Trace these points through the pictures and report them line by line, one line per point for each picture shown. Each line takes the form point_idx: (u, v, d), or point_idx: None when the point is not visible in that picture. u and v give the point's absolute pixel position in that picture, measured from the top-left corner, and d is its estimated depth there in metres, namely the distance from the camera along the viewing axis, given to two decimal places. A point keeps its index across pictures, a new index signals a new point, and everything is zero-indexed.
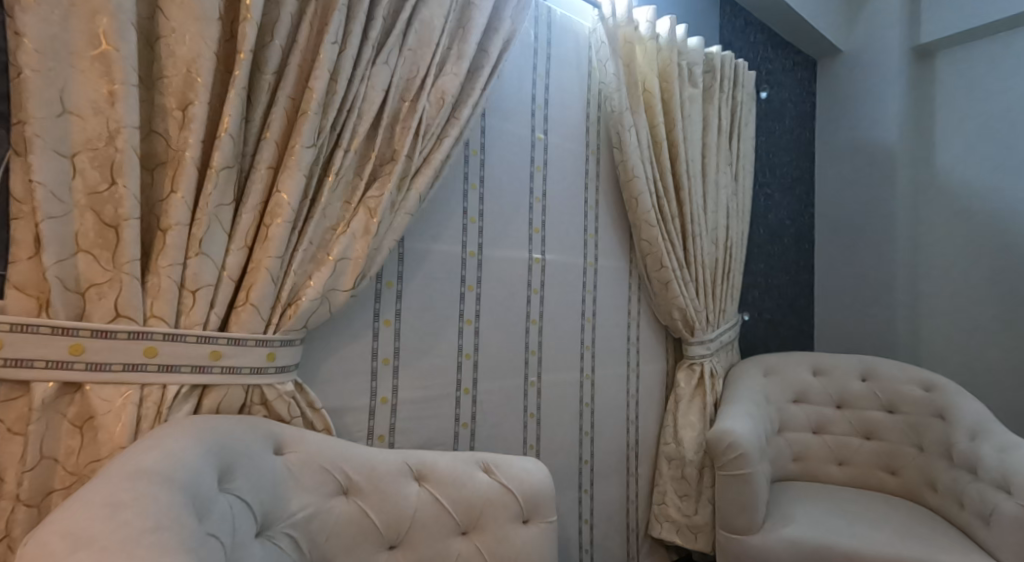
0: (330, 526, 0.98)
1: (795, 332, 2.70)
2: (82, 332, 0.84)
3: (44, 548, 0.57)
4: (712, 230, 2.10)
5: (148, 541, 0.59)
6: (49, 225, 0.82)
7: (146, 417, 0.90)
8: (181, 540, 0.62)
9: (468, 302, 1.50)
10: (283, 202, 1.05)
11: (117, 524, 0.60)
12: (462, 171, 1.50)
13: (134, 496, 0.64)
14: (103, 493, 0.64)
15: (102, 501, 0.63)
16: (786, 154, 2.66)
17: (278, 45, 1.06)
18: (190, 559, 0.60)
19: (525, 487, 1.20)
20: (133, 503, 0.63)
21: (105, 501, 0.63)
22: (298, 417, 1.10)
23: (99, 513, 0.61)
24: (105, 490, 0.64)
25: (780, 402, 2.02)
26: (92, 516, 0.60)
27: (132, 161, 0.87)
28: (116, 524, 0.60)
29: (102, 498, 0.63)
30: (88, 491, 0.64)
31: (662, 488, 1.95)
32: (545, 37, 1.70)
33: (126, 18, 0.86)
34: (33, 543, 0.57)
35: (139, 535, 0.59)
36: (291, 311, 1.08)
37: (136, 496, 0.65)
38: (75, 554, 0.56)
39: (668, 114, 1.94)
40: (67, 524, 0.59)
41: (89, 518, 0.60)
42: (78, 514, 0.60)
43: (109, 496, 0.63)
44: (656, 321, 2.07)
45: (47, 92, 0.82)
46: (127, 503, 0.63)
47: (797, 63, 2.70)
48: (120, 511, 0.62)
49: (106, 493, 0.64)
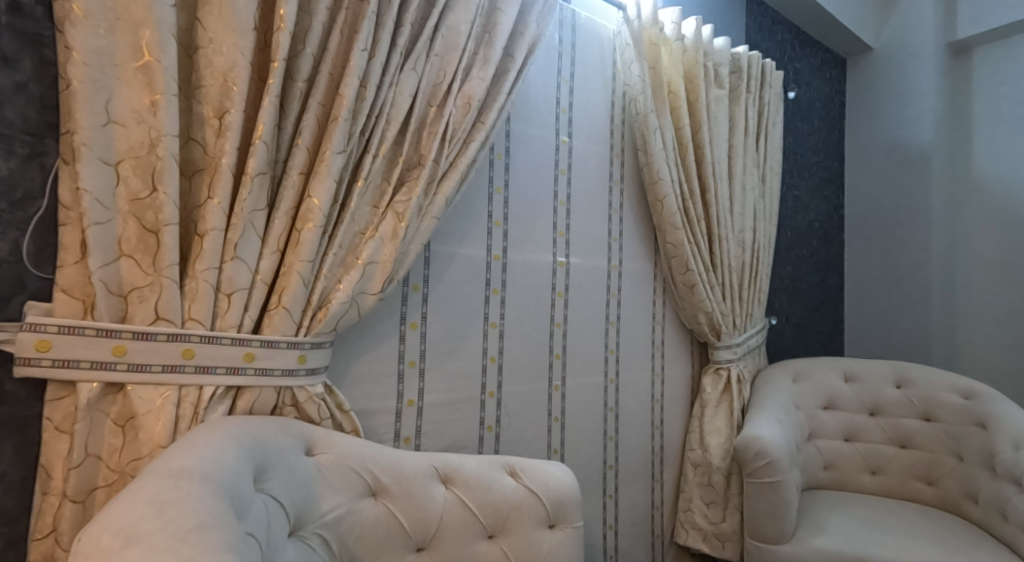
0: (359, 527, 0.99)
1: (825, 337, 2.64)
2: (124, 334, 0.87)
3: (97, 543, 0.59)
4: (739, 233, 2.07)
5: (193, 538, 0.60)
6: (94, 231, 0.85)
7: (184, 417, 0.92)
8: (223, 536, 0.64)
9: (493, 305, 1.51)
10: (314, 207, 1.07)
11: (164, 521, 0.62)
12: (487, 175, 1.50)
13: (177, 495, 0.66)
14: (148, 491, 0.66)
15: (148, 499, 0.64)
16: (815, 155, 2.61)
17: (310, 53, 1.08)
18: (233, 556, 0.62)
19: (551, 492, 1.20)
20: (177, 501, 0.65)
21: (151, 499, 0.65)
22: (327, 419, 1.12)
23: (145, 511, 0.63)
24: (150, 488, 0.66)
25: (811, 409, 1.98)
26: (140, 514, 0.62)
27: (172, 168, 0.90)
28: (163, 521, 0.61)
29: (148, 497, 0.65)
30: (135, 490, 0.66)
31: (689, 495, 1.92)
32: (570, 40, 1.70)
33: (167, 31, 0.89)
34: (86, 539, 0.59)
35: (185, 532, 0.61)
36: (321, 314, 1.10)
37: (179, 495, 0.66)
38: (125, 551, 0.57)
39: (694, 116, 1.92)
40: (116, 520, 0.61)
41: (137, 515, 0.62)
42: (127, 511, 0.62)
43: (154, 494, 0.65)
44: (681, 325, 2.04)
45: (93, 103, 0.85)
46: (171, 501, 0.65)
47: (826, 62, 2.65)
48: (166, 508, 0.63)
49: (152, 492, 0.66)
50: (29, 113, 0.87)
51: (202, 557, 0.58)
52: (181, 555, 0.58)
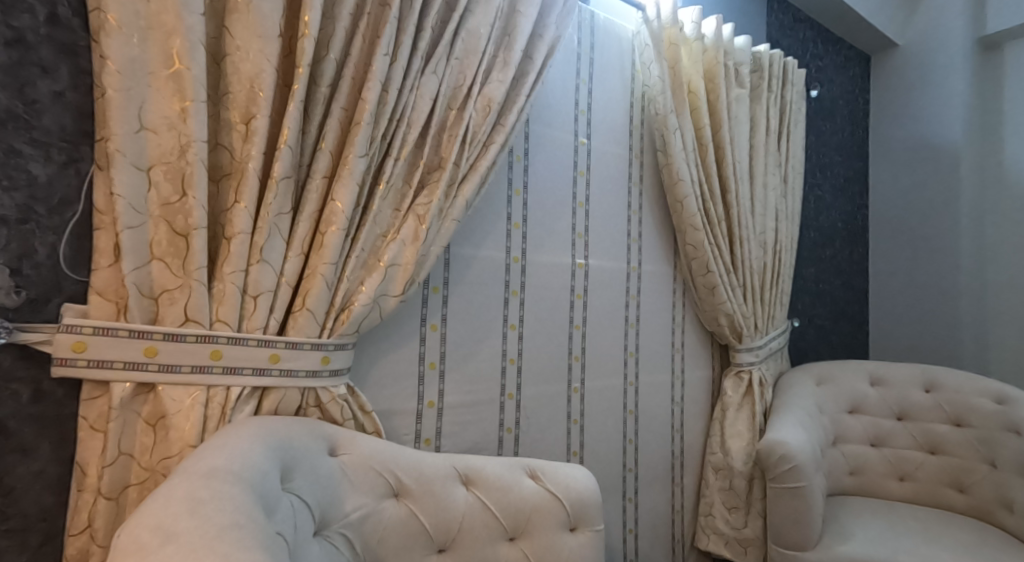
0: (382, 527, 1.00)
1: (850, 340, 2.59)
2: (155, 335, 0.89)
3: (135, 540, 0.60)
4: (760, 234, 2.04)
5: (228, 536, 0.62)
6: (128, 235, 0.88)
7: (212, 416, 0.94)
8: (256, 535, 0.65)
9: (512, 307, 1.51)
10: (337, 210, 1.08)
11: (199, 519, 0.63)
12: (506, 177, 1.51)
13: (211, 494, 0.68)
14: (182, 489, 0.67)
15: (183, 497, 0.66)
16: (838, 154, 2.56)
17: (333, 58, 1.10)
18: (266, 554, 0.63)
19: (572, 495, 1.20)
20: (211, 500, 0.66)
21: (185, 497, 0.66)
22: (350, 419, 1.13)
23: (181, 509, 0.64)
24: (184, 487, 0.68)
25: (835, 413, 1.94)
26: (175, 511, 0.63)
27: (201, 173, 0.92)
28: (198, 519, 0.63)
29: (183, 495, 0.66)
30: (170, 488, 0.68)
31: (710, 499, 1.90)
32: (589, 41, 1.70)
33: (196, 39, 0.91)
34: (125, 537, 0.61)
35: (220, 530, 0.62)
36: (344, 315, 1.11)
37: (213, 494, 0.68)
38: (163, 548, 0.59)
39: (714, 116, 1.90)
40: (153, 518, 0.62)
41: (173, 513, 0.63)
42: (163, 509, 0.64)
43: (189, 492, 0.67)
44: (702, 327, 2.02)
45: (127, 110, 0.88)
46: (205, 499, 0.66)
47: (850, 59, 2.60)
48: (200, 507, 0.65)
49: (186, 491, 0.67)
50: (66, 121, 0.89)
51: (237, 555, 0.59)
52: (216, 552, 0.59)
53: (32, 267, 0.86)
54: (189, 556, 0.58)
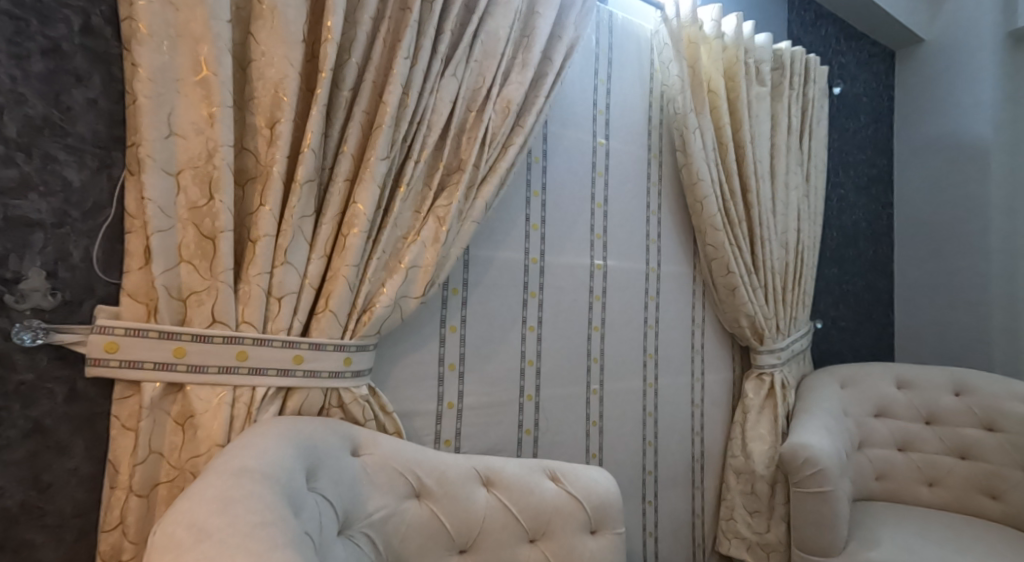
0: (404, 527, 1.01)
1: (874, 342, 2.54)
2: (184, 336, 0.91)
3: (171, 537, 0.61)
4: (782, 234, 2.01)
5: (259, 535, 0.62)
6: (157, 238, 0.90)
7: (238, 416, 0.95)
8: (285, 533, 0.65)
9: (531, 308, 1.51)
10: (359, 212, 1.09)
11: (231, 517, 0.64)
12: (525, 178, 1.51)
13: (242, 493, 0.69)
14: (214, 488, 0.69)
15: (215, 496, 0.67)
16: (862, 152, 2.52)
17: (355, 62, 1.11)
18: (297, 552, 0.64)
19: (592, 497, 1.19)
20: (242, 499, 0.68)
21: (217, 496, 0.67)
22: (372, 420, 1.14)
23: (213, 507, 0.65)
24: (216, 486, 0.69)
25: (861, 417, 1.90)
26: (209, 509, 0.65)
27: (227, 177, 0.93)
28: (231, 517, 0.64)
29: (214, 494, 0.68)
30: (201, 487, 0.69)
31: (731, 503, 1.87)
32: (607, 41, 1.69)
33: (223, 45, 0.93)
34: (160, 534, 0.62)
35: (252, 529, 0.63)
36: (366, 317, 1.12)
37: (243, 493, 0.69)
38: (197, 546, 0.60)
39: (734, 115, 1.88)
40: (187, 516, 0.64)
41: (206, 511, 0.64)
42: (196, 507, 0.65)
43: (220, 491, 0.68)
44: (722, 328, 2.00)
45: (157, 116, 0.90)
46: (237, 498, 0.67)
47: (873, 55, 2.55)
48: (232, 505, 0.66)
49: (217, 489, 0.68)
50: (99, 127, 0.92)
51: (268, 553, 0.60)
52: (248, 551, 0.60)
53: (67, 270, 0.89)
54: (222, 554, 0.59)
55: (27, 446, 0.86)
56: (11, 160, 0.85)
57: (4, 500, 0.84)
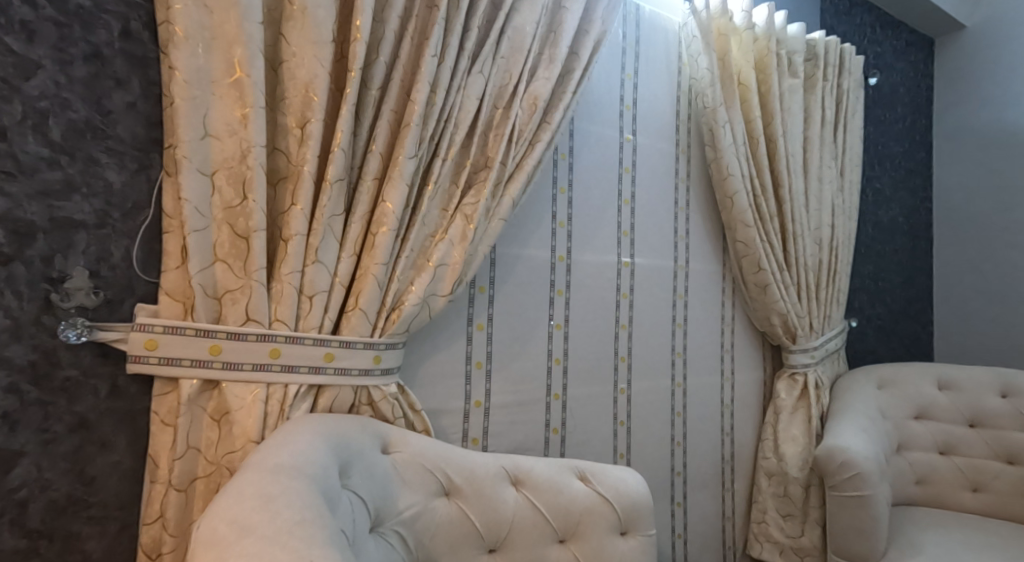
0: (434, 526, 1.01)
1: (912, 341, 2.46)
2: (219, 334, 0.93)
3: (214, 533, 0.62)
4: (815, 230, 1.95)
5: (301, 532, 0.63)
6: (194, 237, 0.91)
7: (271, 413, 0.97)
8: (325, 531, 0.66)
9: (558, 306, 1.49)
10: (388, 210, 1.09)
11: (272, 514, 0.65)
12: (551, 175, 1.50)
13: (280, 490, 0.70)
14: (253, 485, 0.69)
15: (254, 492, 0.68)
16: (899, 145, 2.43)
17: (383, 61, 1.11)
18: (336, 549, 0.64)
19: (623, 498, 1.18)
20: (280, 496, 0.68)
21: (256, 492, 0.68)
22: (401, 418, 1.14)
23: (254, 503, 0.66)
24: (255, 482, 0.70)
25: (900, 419, 1.84)
26: (249, 506, 0.65)
27: (260, 176, 0.95)
28: (271, 514, 0.65)
29: (254, 490, 0.69)
30: (241, 483, 0.70)
31: (762, 506, 1.83)
32: (634, 35, 1.67)
33: (256, 47, 0.94)
34: (204, 529, 0.63)
35: (293, 526, 0.64)
36: (395, 315, 1.12)
37: (281, 490, 0.70)
38: (240, 541, 0.61)
39: (766, 108, 1.83)
40: (229, 512, 0.65)
41: (246, 507, 0.65)
42: (237, 503, 0.66)
43: (259, 488, 0.69)
44: (753, 327, 1.95)
45: (193, 118, 0.91)
46: (275, 495, 0.68)
47: (911, 44, 2.46)
48: (271, 502, 0.67)
49: (257, 486, 0.69)
50: (138, 130, 0.94)
51: (311, 551, 0.60)
52: (290, 547, 0.60)
53: (108, 270, 0.91)
54: (265, 549, 0.60)
55: (73, 440, 0.89)
56: (56, 163, 0.87)
57: (51, 492, 0.87)
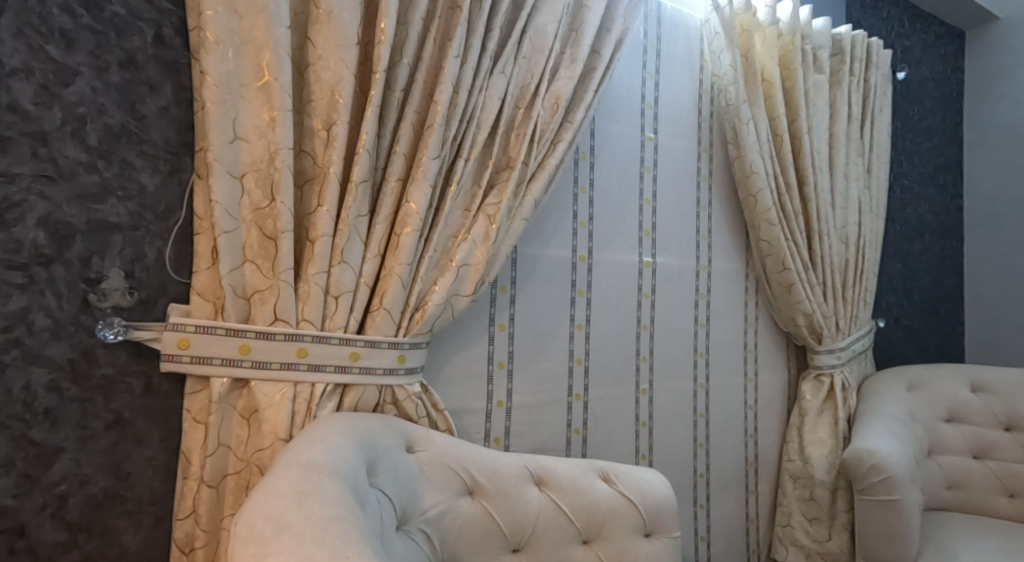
0: (459, 525, 1.01)
1: (942, 342, 2.39)
2: (248, 333, 0.95)
3: (252, 529, 0.63)
4: (842, 228, 1.91)
5: (335, 529, 0.64)
6: (225, 239, 0.93)
7: (299, 412, 0.98)
8: (358, 528, 0.66)
9: (579, 306, 1.49)
10: (411, 211, 1.10)
11: (306, 511, 0.66)
12: (572, 175, 1.49)
13: (312, 487, 0.71)
14: (287, 482, 0.71)
15: (288, 489, 0.69)
16: (928, 140, 2.37)
17: (406, 62, 1.12)
18: (371, 547, 0.64)
19: (646, 499, 1.18)
20: (314, 493, 0.69)
21: (290, 489, 0.69)
22: (424, 417, 1.15)
23: (288, 500, 0.67)
24: (288, 479, 0.71)
25: (932, 421, 1.79)
26: (284, 503, 0.67)
27: (288, 178, 0.96)
28: (305, 511, 0.66)
29: (287, 487, 0.70)
30: (274, 481, 0.71)
31: (788, 509, 1.80)
32: (655, 33, 1.66)
33: (283, 51, 0.95)
34: (242, 525, 0.64)
35: (327, 523, 0.64)
36: (418, 315, 1.13)
37: (314, 487, 0.71)
38: (277, 538, 0.62)
39: (790, 104, 1.80)
40: (265, 509, 0.66)
41: (282, 504, 0.66)
42: (272, 500, 0.67)
43: (293, 485, 0.70)
44: (777, 327, 1.92)
45: (223, 121, 0.93)
46: (309, 493, 0.69)
47: (940, 36, 2.40)
48: (305, 499, 0.68)
49: (290, 483, 0.70)
50: (170, 134, 0.96)
51: (346, 547, 0.61)
52: (325, 544, 0.61)
53: (142, 271, 0.94)
54: (301, 546, 0.60)
55: (109, 437, 0.91)
56: (93, 167, 0.90)
57: (90, 487, 0.89)
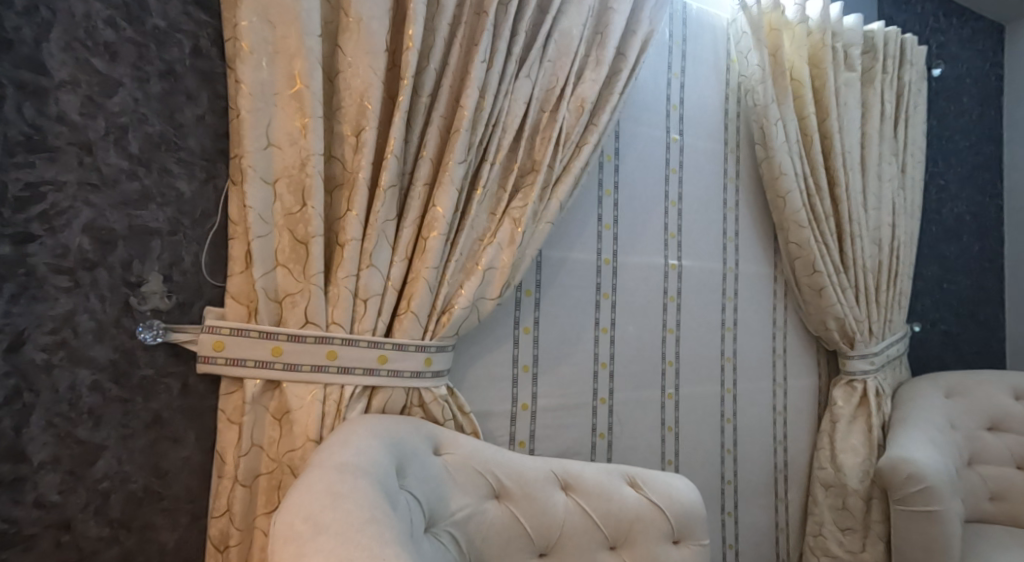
0: (485, 528, 1.01)
1: (982, 347, 2.31)
2: (280, 336, 0.97)
3: (291, 528, 0.65)
4: (875, 230, 1.86)
5: (371, 530, 0.64)
6: (258, 243, 0.96)
7: (328, 413, 1.00)
8: (393, 529, 0.67)
9: (604, 309, 1.48)
10: (438, 215, 1.11)
11: (343, 512, 0.67)
12: (597, 178, 1.48)
13: (347, 488, 0.72)
14: (322, 482, 0.72)
15: (324, 489, 0.70)
16: (966, 138, 2.29)
17: (433, 68, 1.13)
18: (405, 548, 0.65)
19: (675, 505, 1.16)
20: (349, 494, 0.70)
21: (326, 490, 0.70)
22: (451, 420, 1.16)
23: (324, 501, 0.68)
24: (323, 480, 0.72)
25: (972, 429, 1.73)
26: (320, 503, 0.68)
27: (319, 184, 0.98)
28: (341, 511, 0.67)
29: (323, 487, 0.71)
30: (311, 481, 0.72)
31: (819, 518, 1.75)
32: (681, 34, 1.64)
33: (314, 59, 0.97)
34: (281, 525, 0.66)
35: (363, 524, 0.65)
36: (445, 318, 1.14)
37: (349, 488, 0.72)
38: (315, 538, 0.63)
39: (820, 104, 1.77)
40: (302, 509, 0.67)
41: (318, 504, 0.68)
42: (309, 501, 0.68)
43: (328, 485, 0.71)
44: (808, 332, 1.88)
45: (257, 128, 0.96)
46: (344, 493, 0.70)
47: (978, 31, 2.33)
48: (340, 500, 0.69)
49: (325, 484, 0.71)
50: (206, 142, 0.99)
51: (383, 548, 0.62)
52: (362, 544, 0.62)
53: (180, 274, 0.96)
54: (339, 545, 0.61)
55: (149, 435, 0.94)
56: (134, 174, 0.93)
57: (130, 484, 0.92)
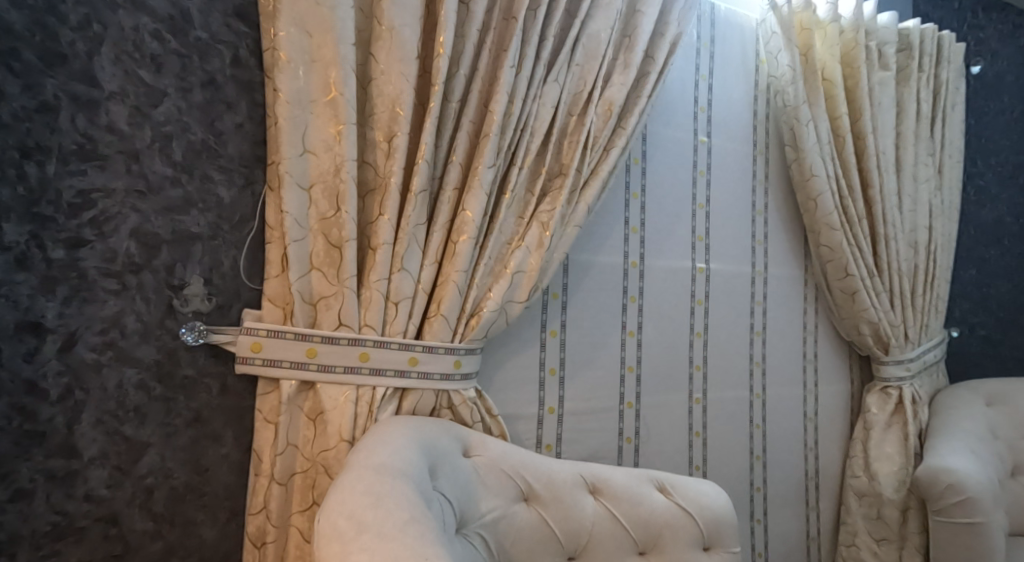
0: (515, 530, 1.01)
1: None
2: (315, 337, 0.99)
3: (334, 527, 0.66)
4: (911, 233, 1.81)
5: (413, 530, 0.66)
6: (294, 247, 0.98)
7: (361, 414, 1.01)
8: (433, 529, 0.68)
9: (630, 312, 1.47)
10: (467, 219, 1.12)
11: (384, 511, 0.68)
12: (623, 181, 1.48)
13: (386, 488, 0.73)
14: (362, 482, 0.73)
15: (364, 489, 0.72)
16: (1007, 137, 2.20)
17: (462, 74, 1.14)
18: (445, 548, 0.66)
19: (705, 512, 1.15)
20: (388, 494, 0.71)
21: (366, 490, 0.72)
22: (479, 422, 1.16)
23: (366, 501, 0.69)
24: (363, 480, 0.74)
25: (1016, 439, 1.67)
26: (362, 503, 0.69)
27: (352, 189, 1.00)
28: (383, 511, 0.68)
29: (363, 487, 0.72)
30: (351, 481, 0.74)
31: (852, 527, 1.71)
32: (708, 35, 1.63)
33: (348, 67, 0.99)
34: (325, 523, 0.67)
35: (405, 524, 0.66)
36: (473, 321, 1.15)
37: (388, 488, 0.73)
38: (360, 537, 0.64)
39: (853, 104, 1.73)
40: (345, 508, 0.68)
41: (360, 504, 0.69)
42: (351, 500, 0.69)
43: (368, 485, 0.72)
44: (840, 336, 1.84)
45: (294, 135, 0.98)
46: (384, 493, 0.72)
47: (1020, 26, 2.24)
48: (381, 500, 0.70)
49: (365, 483, 0.73)
50: (245, 149, 1.02)
51: (425, 547, 0.63)
52: (404, 544, 0.63)
53: (219, 278, 0.99)
54: (383, 544, 0.63)
55: (190, 434, 0.97)
56: (178, 181, 0.97)
57: (172, 480, 0.95)
